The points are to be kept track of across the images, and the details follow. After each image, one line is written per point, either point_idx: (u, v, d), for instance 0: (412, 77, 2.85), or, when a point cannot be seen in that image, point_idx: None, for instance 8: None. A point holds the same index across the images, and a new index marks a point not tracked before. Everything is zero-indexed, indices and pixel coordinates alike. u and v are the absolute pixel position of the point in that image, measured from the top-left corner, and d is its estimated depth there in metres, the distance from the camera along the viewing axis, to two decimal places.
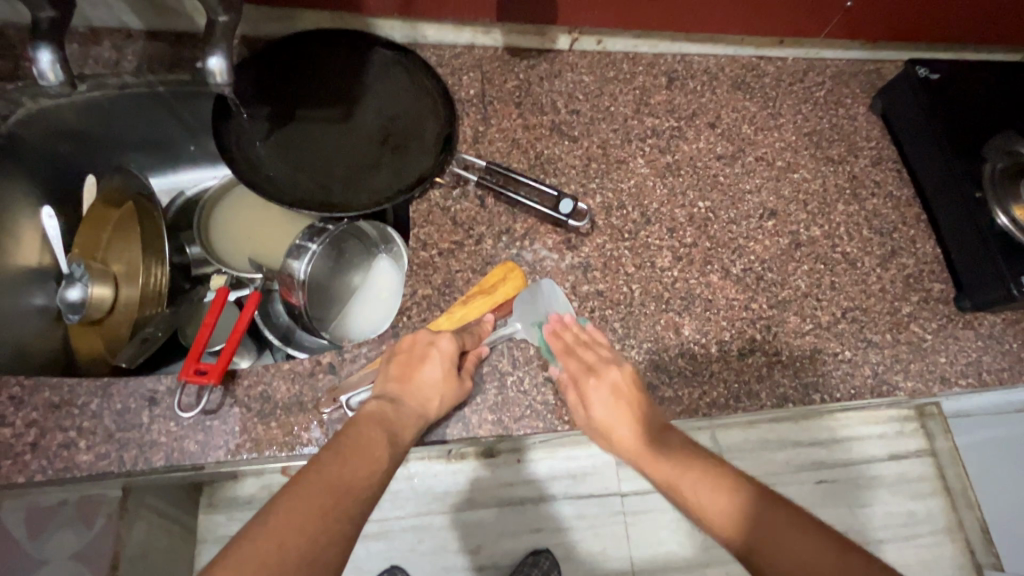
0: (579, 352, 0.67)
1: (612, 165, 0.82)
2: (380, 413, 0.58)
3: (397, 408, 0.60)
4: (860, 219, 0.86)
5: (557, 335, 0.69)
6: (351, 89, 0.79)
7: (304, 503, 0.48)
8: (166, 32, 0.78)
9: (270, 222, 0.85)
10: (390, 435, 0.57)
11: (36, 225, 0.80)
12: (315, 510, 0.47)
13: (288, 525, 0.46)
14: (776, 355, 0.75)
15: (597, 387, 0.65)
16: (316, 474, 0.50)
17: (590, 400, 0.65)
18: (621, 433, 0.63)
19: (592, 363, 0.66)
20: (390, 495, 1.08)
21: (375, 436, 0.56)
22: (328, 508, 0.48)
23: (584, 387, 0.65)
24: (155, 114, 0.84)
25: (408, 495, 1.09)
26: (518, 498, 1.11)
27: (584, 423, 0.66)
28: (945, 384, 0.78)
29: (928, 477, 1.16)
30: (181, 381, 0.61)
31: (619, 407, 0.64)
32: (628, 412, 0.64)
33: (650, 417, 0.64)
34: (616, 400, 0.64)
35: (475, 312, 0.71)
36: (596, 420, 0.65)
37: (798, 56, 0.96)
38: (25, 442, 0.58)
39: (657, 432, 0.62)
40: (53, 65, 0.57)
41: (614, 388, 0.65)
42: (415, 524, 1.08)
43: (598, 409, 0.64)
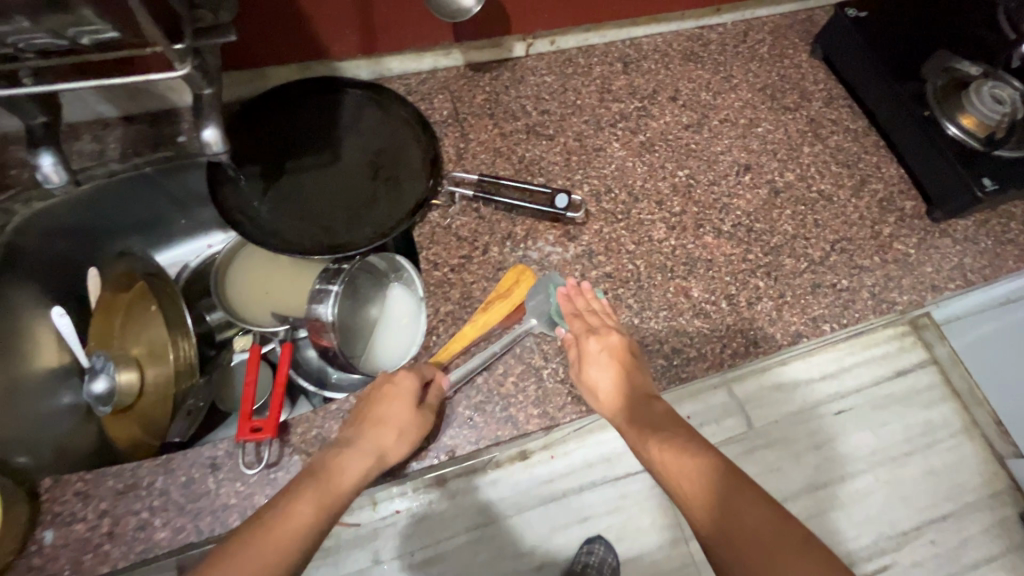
0: (586, 317, 0.71)
1: (592, 154, 0.87)
2: (373, 415, 0.63)
3: (401, 408, 0.63)
4: (826, 156, 0.92)
5: (570, 298, 0.73)
6: (332, 132, 0.82)
7: (299, 510, 0.52)
8: (143, 114, 0.80)
9: (279, 275, 0.85)
10: (381, 445, 0.61)
11: (49, 325, 0.81)
12: (307, 514, 0.52)
13: (281, 530, 0.50)
14: (781, 297, 0.80)
15: (593, 341, 0.68)
16: (307, 485, 0.54)
17: (586, 357, 0.68)
18: (603, 391, 0.66)
19: (596, 325, 0.70)
20: (437, 518, 1.10)
21: (362, 447, 0.60)
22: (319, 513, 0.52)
23: (586, 346, 0.68)
24: (144, 195, 0.86)
25: (453, 514, 1.11)
26: (559, 493, 1.14)
27: (576, 381, 0.69)
28: (937, 290, 0.84)
29: (936, 384, 1.23)
30: (239, 442, 0.62)
31: (612, 375, 0.66)
32: (623, 381, 0.66)
33: (642, 380, 0.67)
34: (610, 358, 0.67)
35: (495, 316, 0.74)
36: (589, 381, 0.67)
37: (736, 19, 1.02)
38: (100, 533, 0.59)
39: (643, 393, 0.65)
40: (56, 167, 0.58)
41: (609, 349, 0.68)
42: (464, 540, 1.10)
43: (596, 373, 0.67)
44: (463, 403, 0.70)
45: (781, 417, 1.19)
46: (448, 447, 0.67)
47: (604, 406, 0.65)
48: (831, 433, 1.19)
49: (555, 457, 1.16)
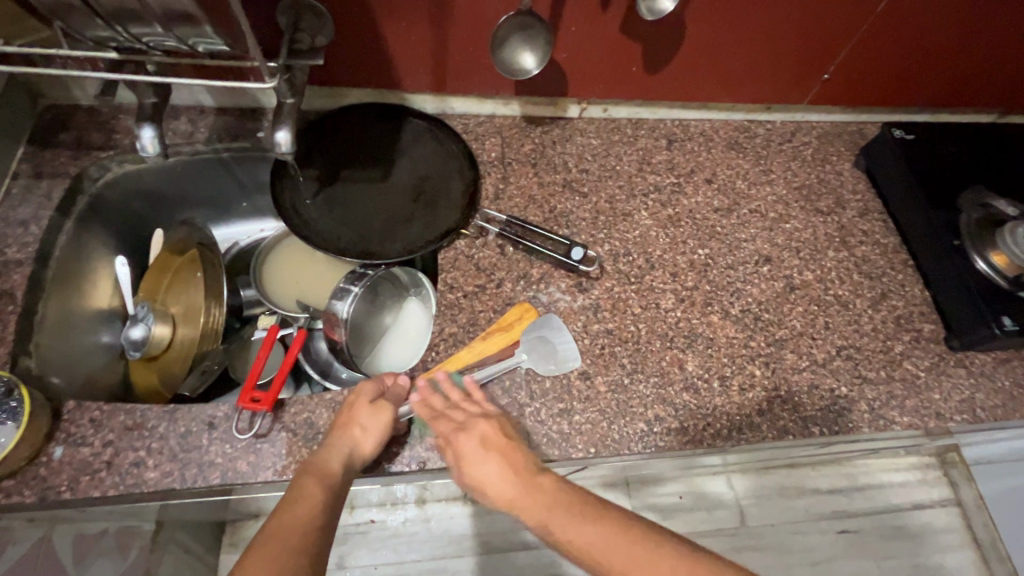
0: (447, 415, 0.70)
1: (619, 218, 0.92)
2: (345, 414, 0.68)
3: (368, 409, 0.68)
4: (850, 264, 0.93)
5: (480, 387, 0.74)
6: (389, 154, 0.91)
7: (303, 498, 0.56)
8: (233, 108, 0.91)
9: (314, 268, 0.94)
10: (350, 441, 0.65)
11: (110, 270, 0.91)
12: (313, 499, 0.56)
13: (293, 519, 0.53)
14: (775, 390, 0.81)
15: (464, 437, 0.66)
16: (303, 481, 0.59)
17: (464, 456, 0.65)
18: (493, 487, 0.61)
19: (461, 419, 0.69)
20: (406, 537, 1.11)
21: (339, 445, 0.64)
22: (322, 499, 0.57)
23: (458, 445, 0.66)
24: (217, 176, 0.97)
25: (424, 538, 1.11)
26: (532, 543, 1.14)
27: (466, 483, 0.64)
28: (941, 419, 0.82)
29: (956, 528, 1.17)
30: (237, 408, 0.68)
31: (496, 466, 0.63)
32: (508, 472, 0.62)
33: (525, 461, 0.63)
34: (484, 449, 0.65)
35: (493, 346, 0.79)
36: (474, 477, 0.63)
37: (785, 119, 1.07)
38: (101, 460, 0.65)
39: (531, 469, 0.62)
40: (153, 139, 0.68)
41: (484, 438, 0.66)
42: (430, 567, 1.09)
43: (483, 467, 0.63)
44: None
45: (779, 522, 1.15)
46: (420, 458, 0.71)
47: (501, 500, 0.60)
48: (828, 550, 1.14)
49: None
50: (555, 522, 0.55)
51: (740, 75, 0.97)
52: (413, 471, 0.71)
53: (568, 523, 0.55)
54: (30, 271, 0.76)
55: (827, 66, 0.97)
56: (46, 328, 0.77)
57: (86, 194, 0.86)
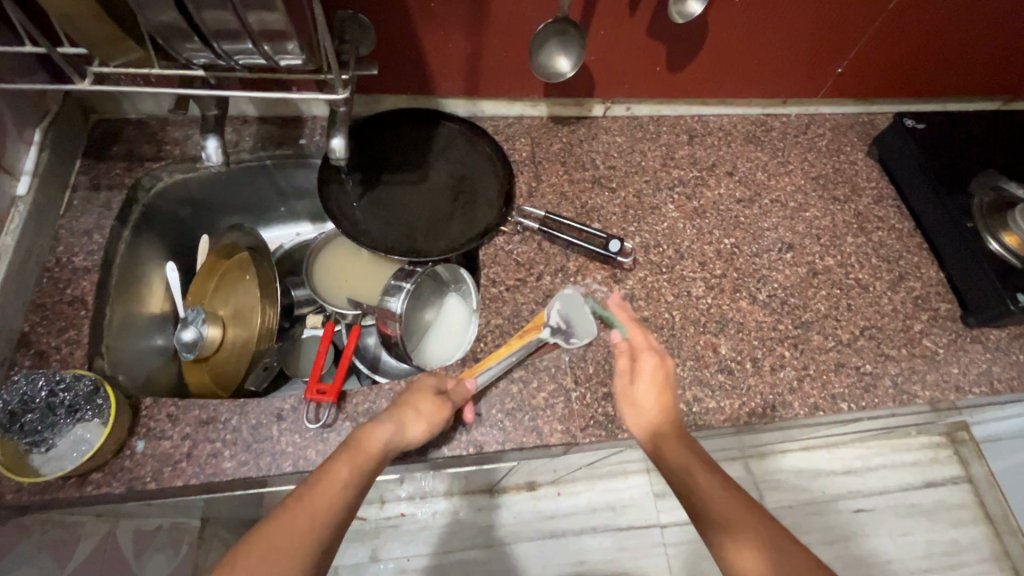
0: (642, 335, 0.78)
1: (647, 211, 0.96)
2: (404, 400, 0.70)
3: (428, 401, 0.71)
4: (868, 249, 0.98)
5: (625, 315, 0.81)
6: (426, 157, 0.95)
7: (331, 479, 0.59)
8: (276, 116, 0.95)
9: (359, 266, 0.97)
10: (396, 425, 0.67)
11: (161, 274, 0.95)
12: (341, 482, 0.59)
13: (322, 496, 0.57)
14: (804, 369, 0.85)
15: (648, 358, 0.74)
16: (339, 459, 0.62)
17: (639, 370, 0.74)
18: (648, 407, 0.70)
19: (654, 346, 0.76)
20: (438, 530, 1.17)
21: (385, 427, 0.67)
22: (348, 482, 0.60)
23: (640, 360, 0.74)
24: (259, 182, 1.01)
25: (454, 530, 1.18)
26: (559, 531, 1.19)
27: (621, 387, 0.75)
28: (961, 392, 0.86)
29: (968, 503, 1.22)
30: (305, 400, 0.73)
31: (658, 399, 0.71)
32: (664, 410, 0.70)
33: (676, 410, 0.71)
34: (659, 382, 0.72)
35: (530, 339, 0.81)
36: (634, 392, 0.72)
37: (800, 112, 1.11)
38: (180, 452, 0.69)
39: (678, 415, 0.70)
40: (217, 150, 0.72)
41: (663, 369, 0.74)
42: (461, 557, 1.16)
43: (644, 391, 0.72)
44: (497, 406, 0.77)
45: (797, 503, 1.20)
46: (476, 442, 0.75)
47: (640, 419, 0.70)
48: (845, 527, 1.19)
49: (561, 495, 1.21)
50: (681, 461, 0.63)
51: (758, 71, 1.02)
52: (470, 455, 0.75)
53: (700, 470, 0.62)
54: (97, 278, 0.80)
55: (840, 61, 1.01)
56: (113, 330, 0.82)
57: (141, 203, 0.90)
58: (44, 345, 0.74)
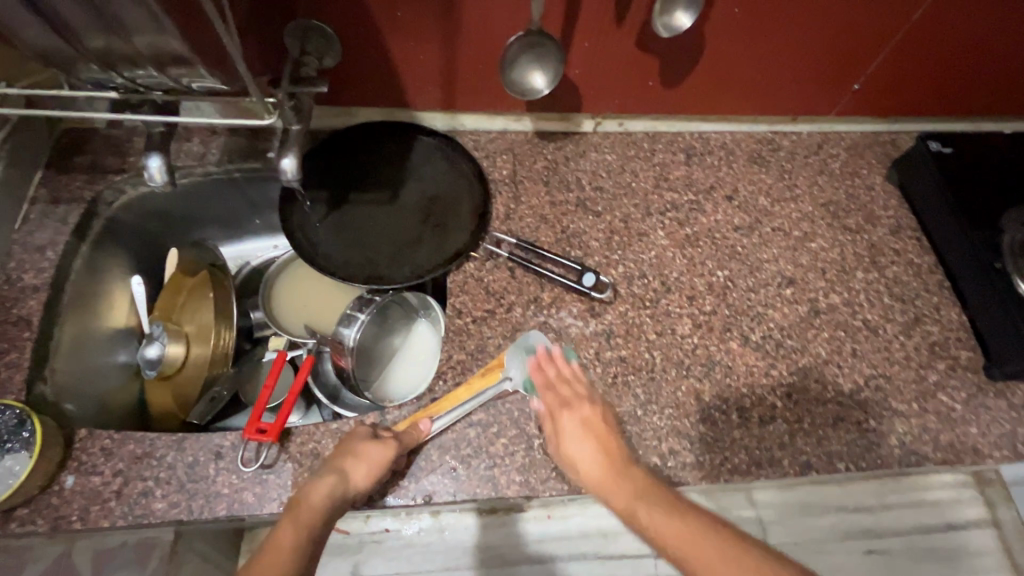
0: (557, 389, 0.71)
1: (634, 238, 0.89)
2: (346, 445, 0.67)
3: (374, 442, 0.67)
4: (880, 286, 0.88)
5: (540, 369, 0.73)
6: (398, 174, 0.89)
7: (277, 544, 0.55)
8: (244, 128, 0.91)
9: (325, 291, 0.94)
10: (339, 473, 0.64)
11: (126, 289, 0.92)
12: (286, 543, 0.55)
13: (267, 565, 0.53)
14: (797, 422, 0.77)
15: (567, 416, 0.68)
16: (281, 524, 0.58)
17: (562, 433, 0.68)
18: (588, 466, 0.64)
19: (567, 398, 0.70)
20: (422, 547, 1.08)
21: (326, 476, 0.63)
22: (297, 544, 0.56)
23: (559, 420, 0.68)
24: (229, 195, 0.97)
25: (439, 548, 1.08)
26: (546, 555, 1.09)
27: (556, 454, 0.69)
28: (978, 455, 0.77)
29: (990, 550, 1.11)
30: (244, 438, 0.68)
31: (594, 449, 0.65)
32: (602, 455, 0.65)
33: (619, 454, 0.65)
34: (584, 431, 0.67)
35: (492, 377, 0.74)
36: (568, 453, 0.67)
37: (813, 130, 1.01)
38: (110, 490, 0.66)
39: (625, 461, 0.64)
40: (159, 169, 0.68)
41: (584, 420, 0.68)
42: None
43: (575, 446, 0.66)
44: (451, 452, 0.72)
45: (802, 540, 1.09)
46: (426, 491, 0.70)
47: (586, 477, 0.64)
48: (853, 569, 1.09)
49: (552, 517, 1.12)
50: (643, 509, 0.58)
51: (765, 85, 0.93)
52: (418, 504, 0.69)
53: (659, 514, 0.56)
54: (45, 297, 0.77)
55: (857, 77, 0.92)
56: (63, 350, 0.79)
57: (102, 216, 0.87)
58: None
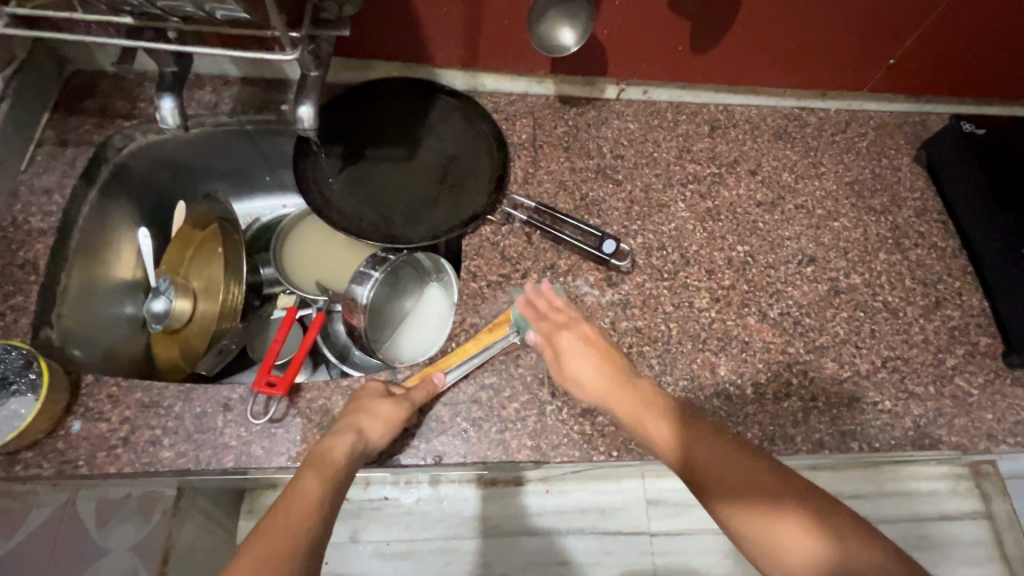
0: (551, 316, 0.72)
1: (654, 208, 0.87)
2: (359, 401, 0.66)
3: (386, 399, 0.66)
4: (902, 268, 0.87)
5: (531, 304, 0.73)
6: (415, 132, 0.87)
7: (303, 495, 0.56)
8: (258, 79, 0.88)
9: (336, 250, 0.92)
10: (357, 429, 0.63)
11: (132, 241, 0.90)
12: (310, 496, 0.56)
13: (291, 514, 0.54)
14: (812, 400, 0.76)
15: (566, 334, 0.70)
16: (304, 474, 0.58)
17: (563, 351, 0.69)
18: (591, 377, 0.67)
19: (564, 320, 0.72)
20: (421, 516, 1.09)
21: (345, 432, 0.63)
22: (323, 497, 0.57)
23: (559, 341, 0.70)
24: (240, 149, 0.94)
25: (437, 517, 1.09)
26: (543, 528, 1.10)
27: (559, 377, 0.70)
28: (992, 440, 0.76)
29: (984, 541, 1.11)
30: (253, 391, 0.67)
31: (595, 363, 0.68)
32: (604, 368, 0.67)
33: (621, 367, 0.68)
34: (585, 347, 0.69)
35: (499, 334, 0.73)
36: (572, 371, 0.68)
37: (840, 107, 0.99)
38: (117, 436, 0.65)
39: (624, 369, 0.67)
40: (172, 111, 0.65)
41: (582, 337, 0.70)
42: (441, 546, 1.08)
43: (578, 362, 0.68)
44: (463, 414, 0.71)
45: None
46: (436, 452, 0.69)
47: (592, 392, 0.66)
48: None
49: (550, 492, 1.11)
50: (649, 418, 0.62)
51: (798, 57, 0.90)
52: (428, 465, 0.69)
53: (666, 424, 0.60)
54: (52, 241, 0.75)
55: (893, 51, 0.89)
56: (70, 298, 0.78)
57: (111, 162, 0.85)
58: None
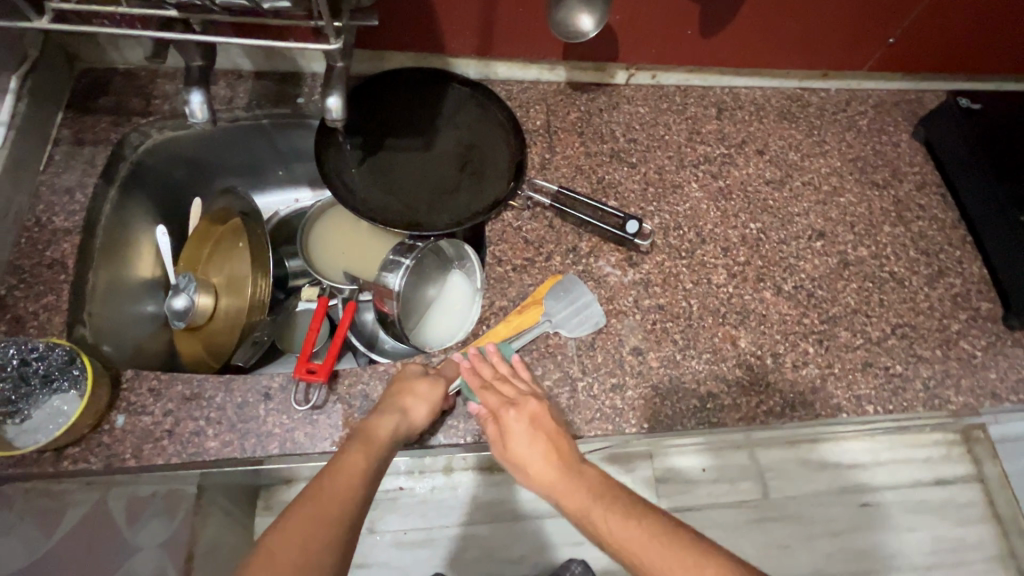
0: (496, 387, 0.68)
1: (668, 189, 0.89)
2: (401, 384, 0.68)
3: (426, 381, 0.68)
4: (906, 240, 0.90)
5: (473, 371, 0.70)
6: (433, 121, 0.88)
7: (348, 468, 0.57)
8: (273, 72, 0.88)
9: (359, 240, 0.93)
10: (401, 410, 0.65)
11: (151, 239, 0.89)
12: (356, 470, 0.57)
13: (339, 484, 0.55)
14: (829, 367, 0.79)
15: (514, 416, 0.65)
16: (351, 448, 0.59)
17: (510, 433, 0.65)
18: (537, 468, 0.62)
19: (511, 397, 0.68)
20: (436, 504, 1.06)
21: (390, 413, 0.65)
22: (367, 470, 0.58)
23: (504, 420, 0.66)
24: (256, 143, 0.94)
25: (453, 504, 1.07)
26: (557, 511, 1.12)
27: (503, 458, 0.66)
28: (996, 398, 0.81)
29: (978, 503, 1.16)
30: (294, 379, 0.69)
31: (543, 449, 0.63)
32: (553, 455, 0.62)
33: (570, 452, 0.63)
34: (534, 430, 0.64)
35: (528, 318, 0.77)
36: (515, 454, 0.64)
37: (841, 87, 1.02)
38: (162, 429, 0.66)
39: (574, 459, 0.62)
40: (202, 104, 0.66)
41: (533, 419, 0.65)
42: (459, 534, 1.06)
43: (519, 443, 0.64)
44: None
45: (802, 494, 1.14)
46: (474, 431, 0.71)
47: (542, 485, 0.61)
48: (850, 522, 1.14)
49: None
50: (597, 510, 0.55)
51: (801, 38, 0.92)
52: (467, 443, 0.71)
53: (614, 518, 0.54)
54: (79, 240, 0.75)
55: (892, 31, 0.92)
56: (97, 296, 0.78)
57: (128, 160, 0.84)
58: (22, 310, 0.70)
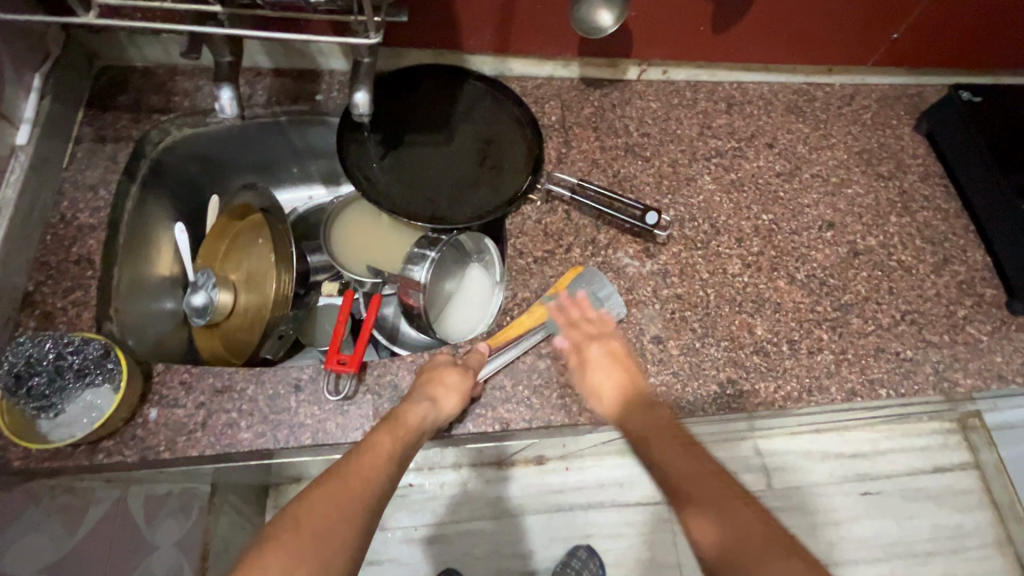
0: (582, 324, 0.76)
1: (682, 182, 0.91)
2: (433, 371, 0.68)
3: (455, 369, 0.69)
4: (912, 230, 0.93)
5: (564, 310, 0.77)
6: (451, 117, 0.89)
7: (376, 451, 0.59)
8: (291, 70, 0.89)
9: (379, 234, 0.94)
10: (431, 397, 0.65)
11: (168, 237, 0.89)
12: (383, 453, 0.59)
13: (365, 466, 0.57)
14: (842, 353, 0.81)
15: (596, 346, 0.73)
16: (380, 431, 0.61)
17: (590, 362, 0.72)
18: (610, 397, 0.70)
19: (594, 332, 0.75)
20: (447, 500, 1.12)
21: (420, 399, 0.65)
22: (392, 454, 0.59)
23: (586, 351, 0.73)
24: (273, 141, 0.95)
25: (462, 500, 1.12)
26: (566, 505, 1.14)
27: (579, 385, 0.72)
28: (1002, 381, 0.83)
29: (975, 490, 1.19)
30: (324, 370, 0.69)
31: (615, 379, 0.71)
32: (626, 389, 0.70)
33: (641, 390, 0.71)
34: (612, 363, 0.72)
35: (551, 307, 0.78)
36: (594, 384, 0.71)
37: (845, 82, 1.04)
38: (195, 421, 0.67)
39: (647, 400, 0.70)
40: (231, 101, 0.67)
41: (611, 353, 0.73)
42: (467, 528, 1.11)
43: (599, 376, 0.71)
44: (523, 383, 0.74)
45: (805, 484, 1.17)
46: (502, 419, 0.72)
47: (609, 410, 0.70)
48: (853, 509, 1.17)
49: (571, 469, 1.16)
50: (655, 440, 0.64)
51: (808, 34, 0.95)
52: (495, 432, 0.72)
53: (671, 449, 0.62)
54: (103, 236, 0.76)
55: (896, 27, 0.95)
56: (120, 292, 0.78)
57: (148, 158, 0.85)
58: (50, 306, 0.71)
